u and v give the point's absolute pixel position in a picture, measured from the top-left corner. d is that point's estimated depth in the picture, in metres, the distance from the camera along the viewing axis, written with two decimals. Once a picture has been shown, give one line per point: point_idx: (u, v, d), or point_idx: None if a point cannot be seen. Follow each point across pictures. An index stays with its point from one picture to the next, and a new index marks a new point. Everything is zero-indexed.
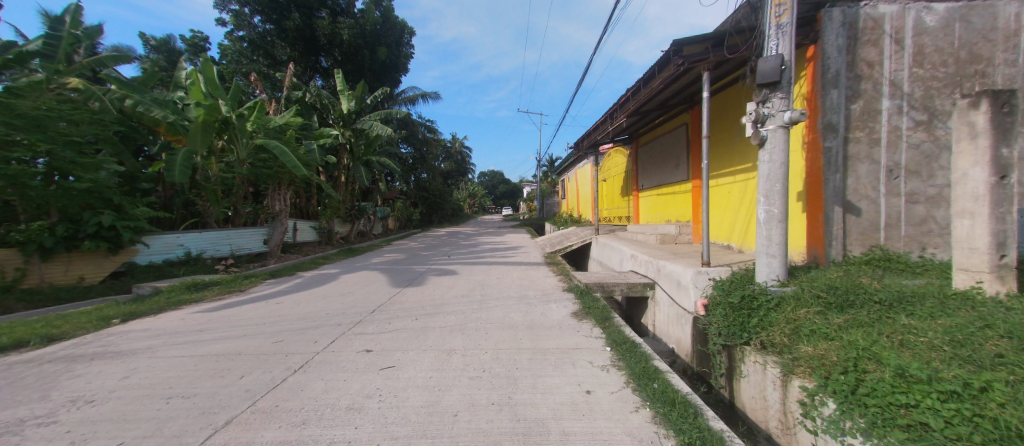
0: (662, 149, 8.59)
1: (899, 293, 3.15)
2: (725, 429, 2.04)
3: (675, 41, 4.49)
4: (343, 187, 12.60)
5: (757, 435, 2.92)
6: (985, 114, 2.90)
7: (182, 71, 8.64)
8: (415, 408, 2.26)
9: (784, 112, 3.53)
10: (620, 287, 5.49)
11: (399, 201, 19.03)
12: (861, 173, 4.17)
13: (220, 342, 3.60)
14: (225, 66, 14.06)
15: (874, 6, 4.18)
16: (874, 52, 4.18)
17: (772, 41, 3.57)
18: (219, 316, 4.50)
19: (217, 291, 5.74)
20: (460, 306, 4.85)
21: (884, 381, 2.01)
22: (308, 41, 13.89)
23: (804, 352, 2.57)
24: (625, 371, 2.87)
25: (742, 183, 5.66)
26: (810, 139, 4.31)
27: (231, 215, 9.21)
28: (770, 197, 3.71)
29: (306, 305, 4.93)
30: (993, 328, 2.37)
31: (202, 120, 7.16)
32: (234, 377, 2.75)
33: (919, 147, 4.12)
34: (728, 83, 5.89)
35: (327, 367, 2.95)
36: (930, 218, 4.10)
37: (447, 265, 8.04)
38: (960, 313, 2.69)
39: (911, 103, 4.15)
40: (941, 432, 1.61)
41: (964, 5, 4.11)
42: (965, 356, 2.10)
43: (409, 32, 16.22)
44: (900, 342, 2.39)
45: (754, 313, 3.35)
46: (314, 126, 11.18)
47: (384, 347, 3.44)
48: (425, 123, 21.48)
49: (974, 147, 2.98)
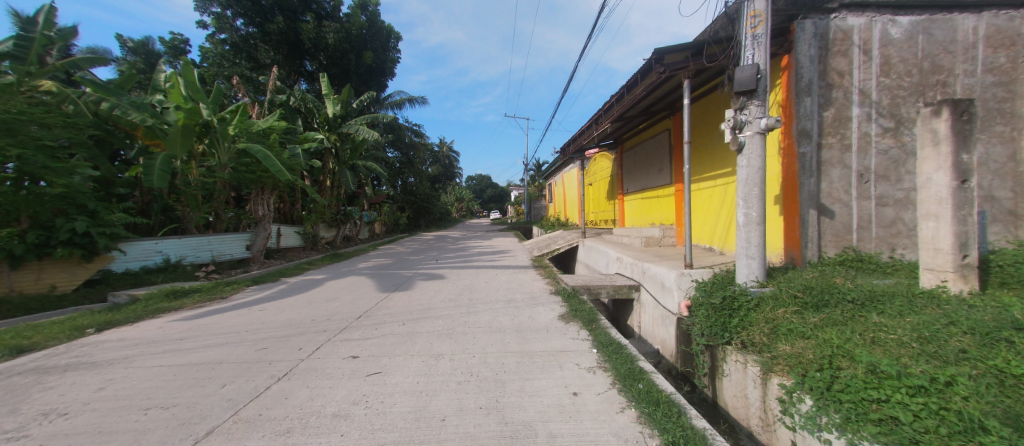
0: (646, 153, 8.74)
1: (870, 291, 3.29)
2: (707, 427, 2.10)
3: (656, 49, 4.60)
4: (328, 191, 12.44)
5: (739, 432, 3.01)
6: (947, 121, 3.07)
7: (160, 74, 8.42)
8: (403, 414, 2.25)
9: (760, 119, 3.65)
10: (606, 290, 5.52)
11: (386, 205, 18.85)
12: (834, 177, 4.33)
13: (201, 351, 3.51)
14: (206, 69, 13.79)
15: (844, 18, 4.37)
16: (844, 62, 4.36)
17: (748, 50, 3.69)
18: (199, 324, 4.39)
19: (198, 299, 5.60)
20: (448, 310, 4.83)
21: (857, 378, 2.09)
22: (293, 45, 13.81)
23: (783, 351, 2.66)
24: (611, 373, 2.92)
25: (722, 186, 5.81)
26: (785, 145, 4.46)
27: (211, 220, 8.94)
28: (748, 200, 3.81)
29: (290, 312, 4.84)
30: (957, 325, 2.50)
31: (182, 124, 7.08)
32: (215, 387, 2.68)
33: (886, 153, 4.32)
34: (707, 91, 6.05)
35: (313, 374, 2.91)
36: (898, 220, 4.31)
37: (434, 270, 7.99)
38: (928, 311, 2.82)
39: (880, 111, 4.35)
40: (910, 425, 1.70)
41: (925, 19, 4.33)
42: (932, 352, 2.21)
43: (396, 36, 16.14)
44: (872, 339, 2.50)
45: (735, 314, 3.44)
46: (298, 130, 10.99)
47: (370, 352, 3.41)
48: (411, 126, 21.31)
49: (937, 153, 3.14)
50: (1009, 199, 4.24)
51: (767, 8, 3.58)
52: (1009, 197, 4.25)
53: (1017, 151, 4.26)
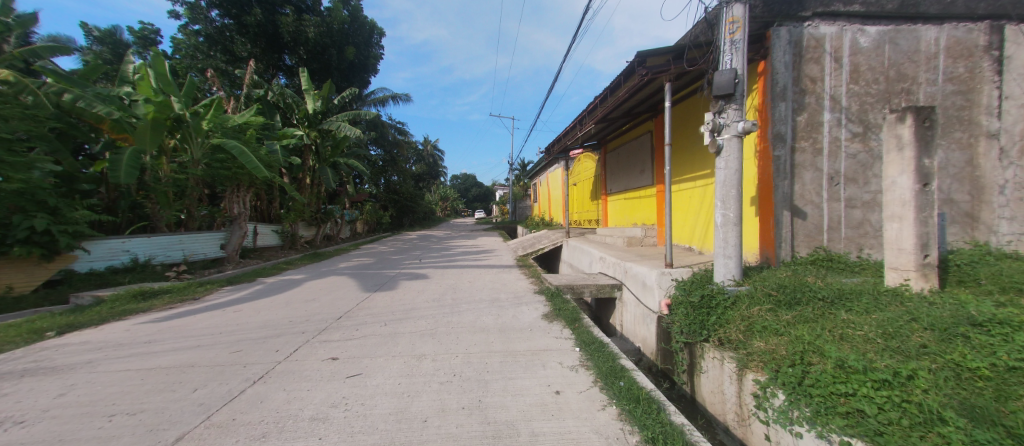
0: (629, 154, 8.86)
1: (839, 290, 3.42)
2: (685, 423, 2.14)
3: (639, 52, 4.66)
4: (308, 189, 12.14)
5: (715, 427, 3.10)
6: (910, 127, 3.23)
7: (128, 65, 8.05)
8: (383, 415, 2.22)
9: (738, 123, 3.74)
10: (589, 289, 5.57)
11: (368, 204, 18.53)
12: (806, 180, 4.49)
13: (171, 354, 3.37)
14: (179, 61, 13.26)
15: (817, 26, 4.53)
16: (817, 69, 4.53)
17: (726, 55, 3.79)
18: (169, 326, 4.22)
19: (168, 300, 5.37)
20: (432, 310, 4.79)
21: (826, 372, 2.17)
22: (271, 38, 13.41)
23: (757, 347, 2.75)
24: (592, 371, 2.94)
25: (702, 187, 5.94)
26: (761, 148, 4.60)
27: (183, 218, 8.59)
28: (726, 201, 3.91)
29: (267, 313, 4.70)
30: (918, 321, 2.62)
31: (152, 118, 6.78)
32: (186, 391, 2.59)
33: (855, 158, 4.51)
34: (687, 94, 6.18)
35: (290, 377, 2.84)
36: (866, 221, 4.51)
37: (418, 269, 7.89)
38: (892, 308, 2.96)
39: (849, 116, 4.54)
40: (875, 417, 1.78)
41: (892, 29, 4.54)
42: (895, 347, 2.32)
43: (379, 32, 15.89)
44: (841, 335, 2.61)
45: (713, 312, 3.52)
46: (277, 126, 10.67)
47: (351, 354, 3.34)
48: (395, 124, 21.00)
49: (901, 158, 3.29)
50: (966, 202, 4.50)
51: (745, 15, 3.68)
52: (966, 200, 4.50)
53: (974, 157, 4.51)
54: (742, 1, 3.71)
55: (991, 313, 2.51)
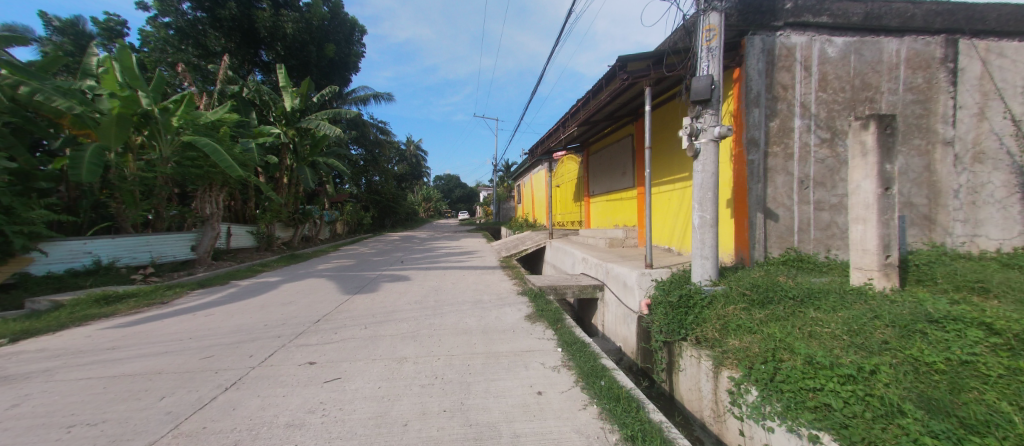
0: (611, 157, 8.99)
1: (808, 289, 3.57)
2: (663, 420, 2.19)
3: (620, 57, 4.75)
4: (285, 189, 11.82)
5: (692, 424, 3.18)
6: (874, 134, 3.40)
7: (91, 58, 7.64)
8: (363, 420, 2.18)
9: (714, 128, 3.86)
10: (572, 289, 5.62)
11: (349, 205, 18.17)
12: (778, 183, 4.66)
13: (137, 360, 3.22)
14: (147, 54, 12.69)
15: (788, 36, 4.71)
16: (788, 77, 4.71)
17: (703, 62, 3.89)
18: (135, 332, 4.02)
19: (133, 304, 5.12)
20: (413, 313, 4.73)
21: (796, 369, 2.26)
22: (247, 33, 13.01)
23: (732, 345, 2.84)
24: (574, 371, 2.97)
25: (680, 190, 6.09)
26: (736, 152, 4.75)
27: (151, 218, 8.21)
28: (703, 203, 4.02)
29: (240, 317, 4.54)
30: (881, 318, 2.76)
31: (117, 112, 6.47)
32: (153, 400, 2.47)
33: (823, 162, 4.72)
34: (667, 99, 6.33)
35: (264, 382, 2.75)
36: (833, 223, 4.72)
37: (400, 271, 7.80)
38: (856, 306, 3.10)
39: (818, 123, 4.74)
40: (841, 411, 1.87)
41: (857, 40, 4.76)
42: (859, 343, 2.44)
43: (360, 30, 15.63)
44: (809, 333, 2.72)
45: (691, 311, 3.61)
46: (252, 124, 10.34)
47: (329, 358, 3.26)
48: (376, 123, 20.65)
49: (865, 163, 3.46)
50: (924, 205, 4.76)
51: (721, 23, 3.80)
52: (924, 203, 4.77)
53: (932, 163, 4.79)
54: (719, 10, 3.82)
55: (945, 310, 2.68)
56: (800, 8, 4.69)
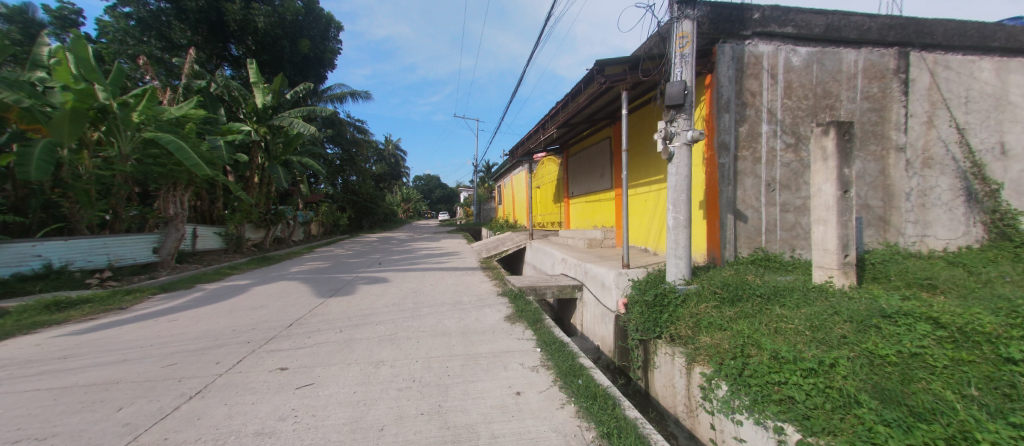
0: (590, 159, 9.12)
1: (775, 286, 3.73)
2: (638, 416, 2.25)
3: (598, 61, 4.83)
4: (256, 188, 11.38)
5: (666, 419, 3.27)
6: (833, 140, 3.60)
7: (42, 48, 7.15)
8: (337, 426, 2.13)
9: (687, 131, 3.99)
10: (551, 290, 5.67)
11: (324, 205, 17.71)
12: (747, 186, 4.86)
13: (92, 370, 3.03)
14: (105, 45, 11.97)
15: (756, 45, 4.91)
16: (756, 84, 4.92)
17: (677, 68, 4.01)
18: (91, 339, 3.79)
19: (88, 310, 4.82)
20: (391, 315, 4.65)
21: (763, 363, 2.37)
22: (215, 26, 12.48)
23: (704, 342, 2.94)
24: (552, 370, 3.00)
25: (656, 192, 6.25)
26: (708, 155, 4.91)
27: (108, 219, 7.74)
28: (677, 205, 4.14)
29: (207, 323, 4.35)
30: (839, 314, 2.93)
31: (71, 106, 6.09)
32: (109, 411, 2.33)
33: (788, 166, 4.95)
34: (643, 103, 6.49)
35: (232, 390, 2.65)
36: (798, 224, 4.96)
37: (377, 273, 7.65)
38: (818, 303, 3.27)
39: (784, 128, 4.97)
40: (803, 403, 1.97)
41: (819, 51, 5.02)
42: (820, 338, 2.58)
43: (337, 26, 15.26)
44: (776, 328, 2.85)
45: (665, 309, 3.71)
46: (221, 120, 9.90)
47: (302, 363, 3.17)
48: (354, 121, 20.21)
49: (826, 167, 3.66)
50: (879, 207, 5.07)
51: (693, 30, 3.93)
52: (880, 205, 5.08)
53: (886, 167, 5.10)
54: (691, 18, 3.95)
55: (897, 306, 2.85)
56: (766, 19, 4.90)
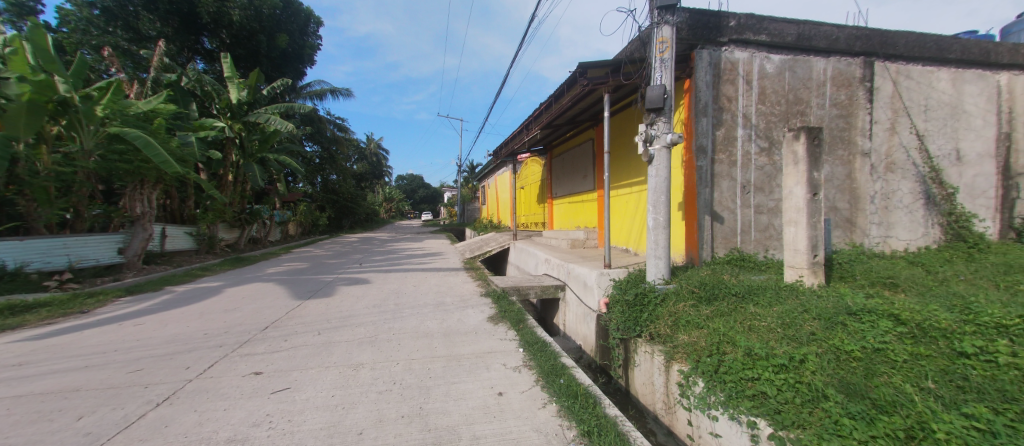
0: (573, 160, 9.20)
1: (749, 285, 3.86)
2: (618, 414, 2.28)
3: (581, 63, 4.88)
4: (230, 186, 11.00)
5: (645, 416, 3.34)
6: (803, 144, 3.75)
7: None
8: (313, 431, 2.09)
9: (667, 134, 4.07)
10: (534, 290, 5.71)
11: (302, 204, 17.26)
12: (723, 188, 5.01)
13: (48, 377, 2.86)
14: (66, 35, 11.33)
15: (732, 51, 5.07)
16: (732, 89, 5.07)
17: (657, 72, 4.10)
18: (47, 345, 3.57)
19: (45, 314, 4.54)
20: (372, 317, 4.57)
21: (737, 360, 2.44)
22: (187, 17, 12.01)
23: (682, 340, 3.01)
24: (535, 370, 3.02)
25: (637, 193, 6.37)
26: (686, 158, 5.03)
27: (69, 218, 7.39)
28: (657, 206, 4.22)
29: (176, 326, 4.18)
30: (808, 312, 3.05)
31: (27, 99, 5.76)
32: (68, 420, 2.21)
33: (762, 169, 5.13)
34: (624, 106, 6.60)
35: (203, 396, 2.55)
36: (771, 225, 5.15)
37: (358, 274, 7.50)
38: (789, 301, 3.41)
39: (758, 133, 5.14)
40: (775, 398, 2.04)
41: (791, 59, 5.22)
42: (791, 335, 2.68)
43: (316, 21, 14.92)
44: (749, 326, 2.95)
45: (645, 309, 3.78)
46: (193, 116, 9.53)
47: (277, 367, 3.08)
48: (334, 119, 19.81)
49: (797, 170, 3.81)
50: (846, 209, 5.32)
51: (673, 36, 4.02)
52: (847, 207, 5.32)
53: (853, 171, 5.35)
54: (670, 23, 4.04)
55: (862, 303, 3.00)
56: (742, 26, 5.06)
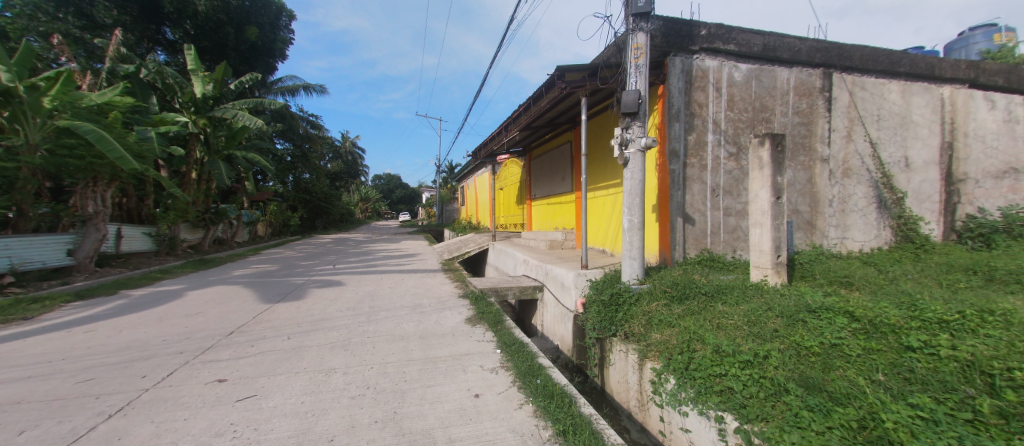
0: (552, 162, 9.29)
1: (718, 285, 4.01)
2: (593, 413, 2.32)
3: (559, 67, 4.94)
4: (194, 184, 10.46)
5: (620, 414, 3.42)
6: (768, 150, 3.93)
7: None
8: (281, 439, 2.02)
9: (641, 138, 4.19)
10: (513, 291, 5.74)
11: (273, 204, 16.63)
12: (695, 191, 5.19)
13: None
14: (9, 20, 10.50)
15: (703, 59, 5.26)
16: (703, 96, 5.27)
17: (632, 77, 4.21)
18: None
19: None
20: (346, 320, 4.47)
21: (706, 357, 2.54)
22: (147, 6, 11.48)
23: (654, 339, 3.09)
24: (511, 371, 3.03)
25: (613, 195, 6.49)
26: (660, 162, 5.19)
27: (12, 217, 6.93)
28: (631, 208, 4.33)
29: (132, 333, 3.93)
30: (772, 310, 3.20)
31: None
32: (8, 435, 2.05)
33: (731, 173, 5.35)
34: (601, 110, 6.73)
35: (161, 406, 2.42)
36: (739, 226, 5.37)
37: (332, 276, 7.29)
38: (754, 299, 3.56)
39: (727, 138, 5.36)
40: (741, 392, 2.13)
41: (757, 68, 5.47)
42: (756, 332, 2.81)
43: (288, 14, 14.44)
44: (718, 324, 3.07)
45: (620, 309, 3.86)
46: (154, 109, 9.03)
47: (243, 374, 2.96)
48: (307, 116, 19.22)
49: (762, 175, 3.99)
50: (807, 212, 5.61)
51: (647, 43, 4.13)
52: (808, 210, 5.62)
53: (813, 176, 5.66)
54: (645, 31, 4.15)
55: (820, 301, 3.18)
56: (712, 36, 5.25)
